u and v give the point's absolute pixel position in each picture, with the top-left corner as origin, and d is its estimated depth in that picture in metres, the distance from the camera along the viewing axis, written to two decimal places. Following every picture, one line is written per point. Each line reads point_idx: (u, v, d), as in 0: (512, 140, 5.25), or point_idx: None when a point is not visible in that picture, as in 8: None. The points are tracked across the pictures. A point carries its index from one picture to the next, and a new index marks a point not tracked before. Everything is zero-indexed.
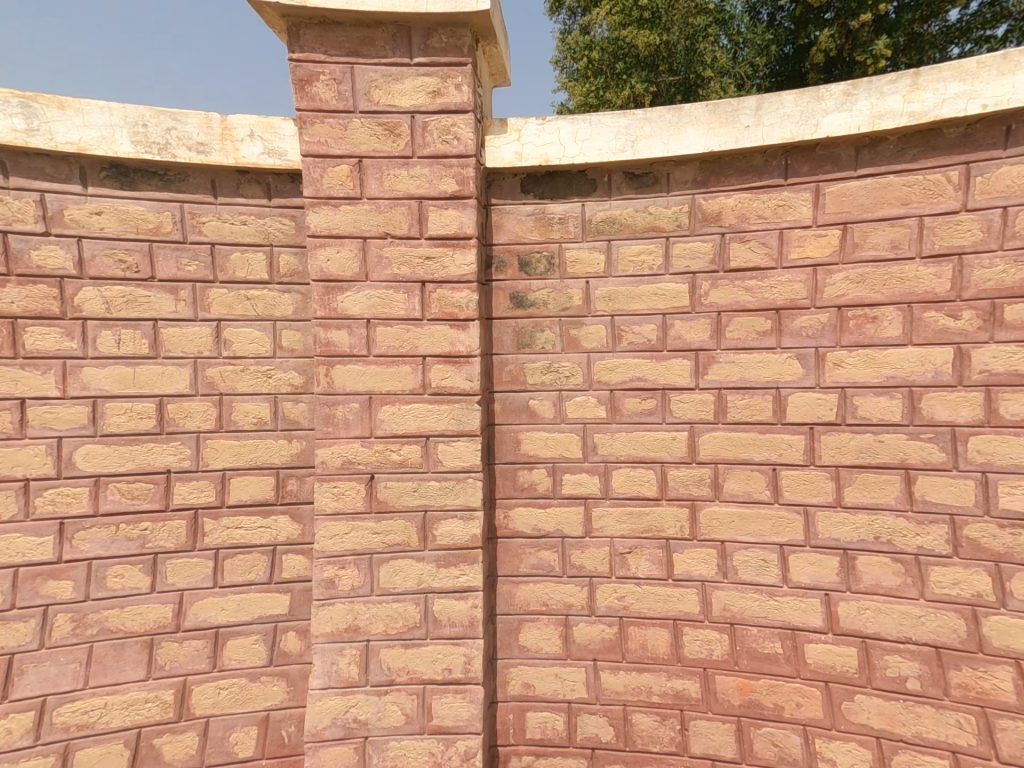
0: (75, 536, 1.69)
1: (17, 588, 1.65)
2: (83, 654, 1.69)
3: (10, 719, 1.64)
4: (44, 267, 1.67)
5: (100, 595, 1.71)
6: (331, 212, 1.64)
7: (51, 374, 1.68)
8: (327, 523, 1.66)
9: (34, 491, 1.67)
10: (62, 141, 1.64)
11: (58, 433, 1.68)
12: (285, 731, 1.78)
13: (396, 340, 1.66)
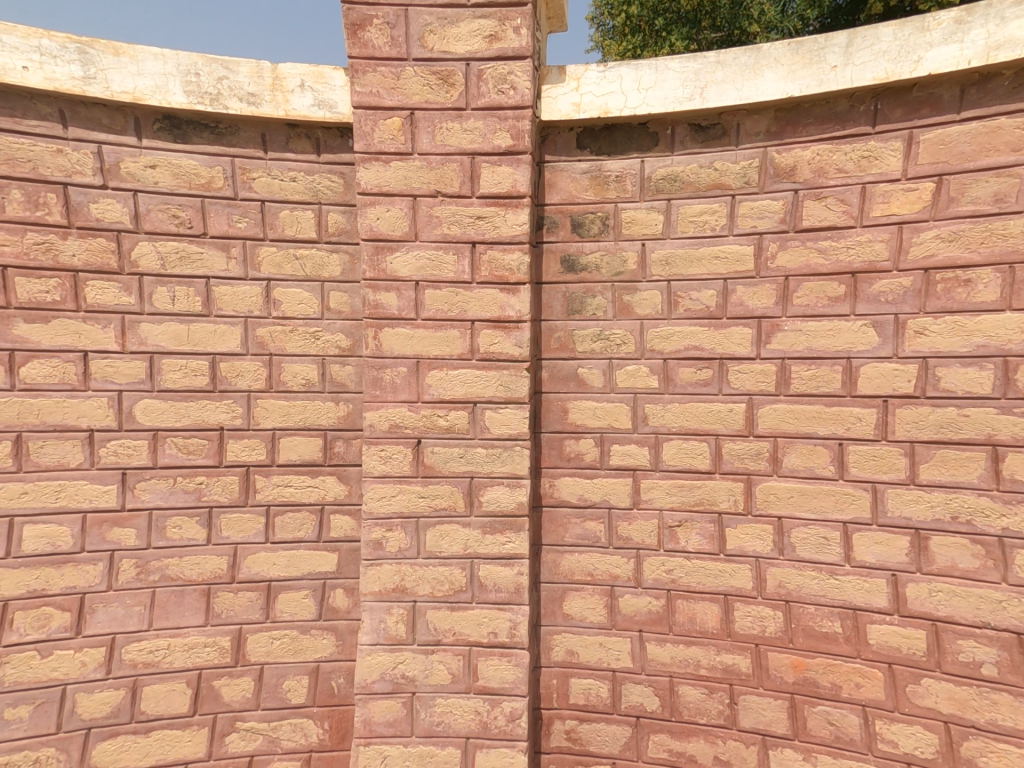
0: (136, 486, 1.76)
1: (86, 532, 1.74)
2: (147, 598, 1.78)
3: (82, 653, 1.74)
4: (103, 221, 1.70)
5: (161, 544, 1.78)
6: (382, 168, 1.61)
7: (111, 328, 1.72)
8: (375, 485, 1.68)
9: (98, 443, 1.73)
10: (117, 90, 1.65)
11: (119, 387, 1.74)
12: (334, 682, 1.84)
13: (445, 304, 1.64)
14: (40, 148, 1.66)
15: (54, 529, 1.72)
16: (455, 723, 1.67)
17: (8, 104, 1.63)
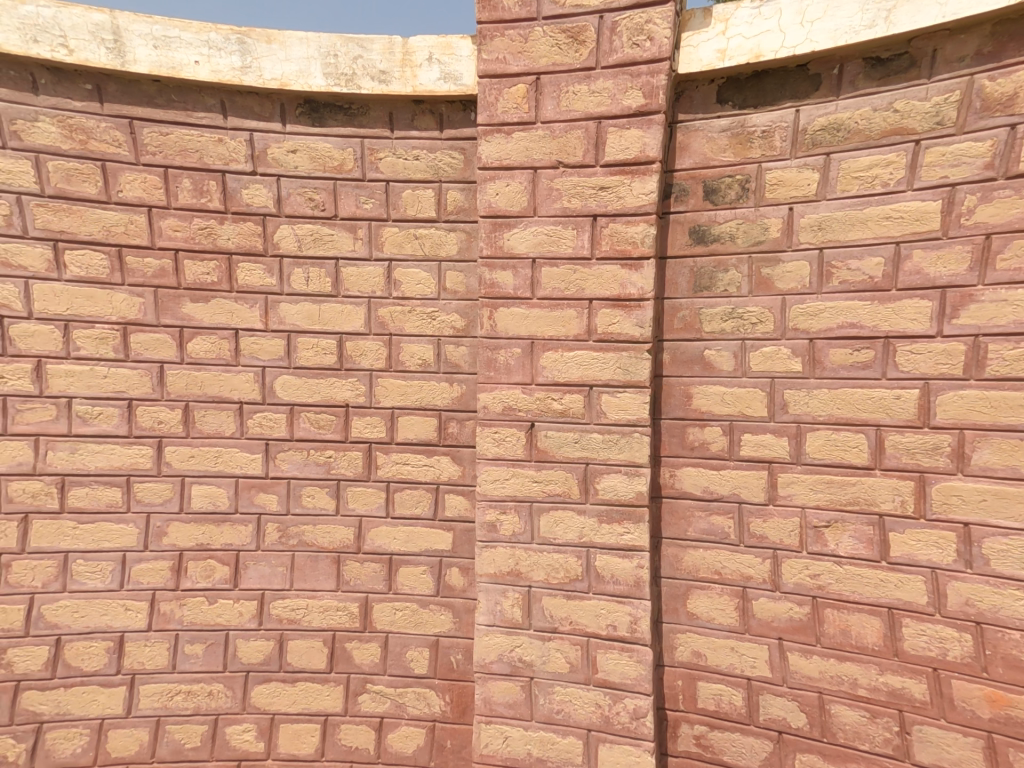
0: (277, 455, 1.89)
1: (238, 495, 1.90)
2: (288, 561, 1.91)
3: (239, 604, 1.92)
4: (249, 206, 1.83)
5: (298, 510, 1.90)
6: (503, 140, 1.57)
7: (257, 307, 1.85)
8: (489, 467, 1.66)
9: (246, 413, 1.88)
10: (268, 77, 1.75)
11: (263, 363, 1.87)
12: (454, 657, 1.88)
13: (562, 281, 1.58)
14: (205, 138, 1.81)
15: (215, 490, 1.90)
16: (574, 714, 1.63)
17: (182, 99, 1.80)
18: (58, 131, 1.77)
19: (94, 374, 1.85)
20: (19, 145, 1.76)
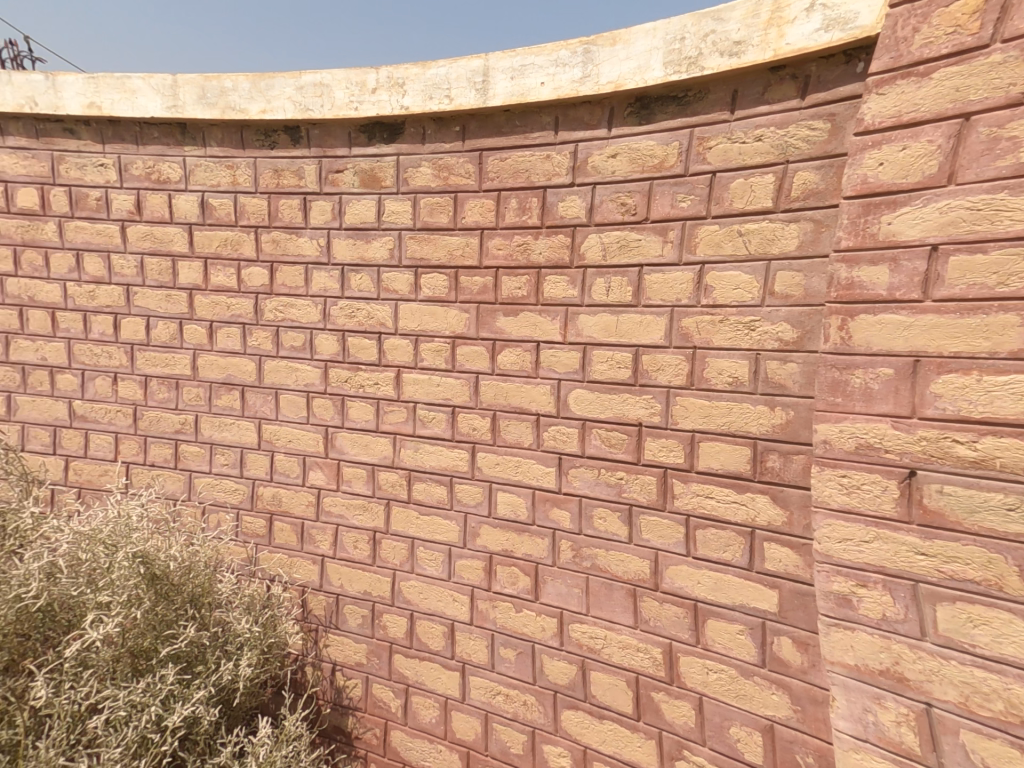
0: (569, 471, 2.87)
1: (537, 505, 2.97)
2: (582, 584, 2.88)
3: (542, 622, 3.00)
4: (565, 216, 2.77)
5: (589, 528, 2.84)
6: (915, 86, 1.79)
7: (557, 321, 2.83)
8: (832, 523, 2.02)
9: (542, 426, 2.92)
10: (606, 82, 2.54)
11: (558, 377, 2.85)
12: (799, 754, 2.39)
13: (988, 271, 1.71)
14: (535, 157, 2.82)
15: (515, 499, 3.03)
16: None
17: (523, 125, 2.84)
18: (435, 171, 3.08)
19: (432, 382, 3.21)
20: (408, 188, 3.17)
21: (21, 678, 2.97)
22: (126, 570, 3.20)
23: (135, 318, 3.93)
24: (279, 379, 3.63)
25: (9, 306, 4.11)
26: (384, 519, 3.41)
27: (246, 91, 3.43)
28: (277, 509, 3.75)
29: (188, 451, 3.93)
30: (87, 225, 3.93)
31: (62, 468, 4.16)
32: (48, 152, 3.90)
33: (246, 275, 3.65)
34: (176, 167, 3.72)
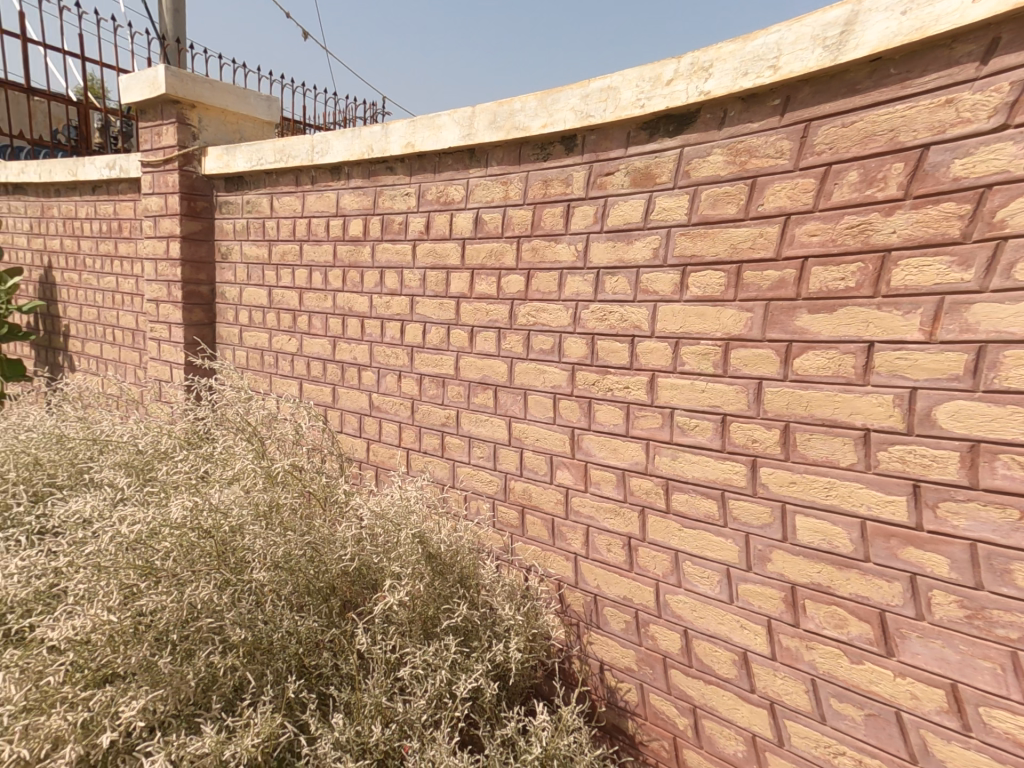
0: (932, 503, 2.12)
1: (871, 542, 2.27)
2: (1008, 660, 2.00)
3: (902, 686, 2.25)
4: (969, 175, 1.99)
5: (1002, 584, 2.00)
6: None
7: (913, 313, 2.13)
8: None
9: (873, 444, 2.24)
10: None
11: (910, 385, 2.14)
12: None
13: None
14: (915, 110, 2.09)
15: (831, 530, 2.37)
16: None
17: (903, 72, 2.11)
18: (727, 156, 2.58)
19: (694, 388, 2.76)
20: (688, 181, 2.72)
21: (346, 624, 3.43)
22: (410, 548, 3.44)
23: (416, 324, 4.24)
24: (529, 381, 3.53)
25: (337, 315, 4.87)
26: (639, 525, 3.05)
27: (532, 108, 3.28)
28: (528, 502, 3.66)
29: (452, 443, 4.09)
30: (391, 248, 4.36)
31: (365, 448, 4.76)
32: (373, 186, 4.43)
33: (507, 284, 3.60)
34: (461, 189, 3.83)
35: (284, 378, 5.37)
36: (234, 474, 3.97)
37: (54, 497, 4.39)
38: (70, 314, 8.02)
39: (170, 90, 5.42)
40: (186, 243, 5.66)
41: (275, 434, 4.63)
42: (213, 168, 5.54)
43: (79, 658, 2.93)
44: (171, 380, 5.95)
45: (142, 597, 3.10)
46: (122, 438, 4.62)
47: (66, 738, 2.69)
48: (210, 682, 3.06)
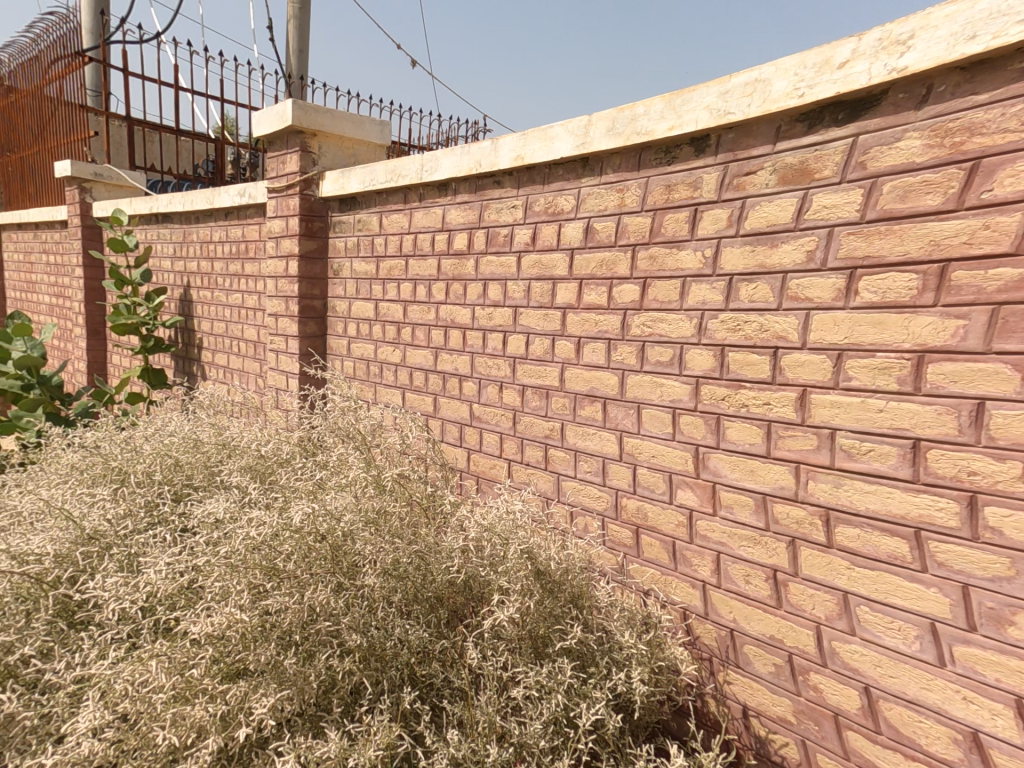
0: None
1: None
2: None
3: None
4: None
5: None
6: None
7: None
8: None
9: None
10: None
11: None
12: None
13: None
14: None
15: None
16: None
17: None
18: (928, 140, 2.18)
19: (864, 407, 2.37)
20: (863, 174, 2.35)
21: (458, 636, 3.16)
22: (518, 566, 3.07)
23: (519, 335, 3.99)
24: (643, 395, 3.22)
25: (440, 325, 4.66)
26: (790, 557, 2.65)
27: (658, 110, 2.98)
28: (644, 523, 3.31)
29: (556, 456, 3.79)
30: (495, 260, 4.12)
31: (466, 457, 4.52)
32: (480, 200, 4.19)
33: (620, 293, 3.31)
34: (571, 199, 3.55)
35: (389, 387, 5.22)
36: (349, 481, 3.74)
37: (189, 498, 4.33)
38: (203, 327, 8.44)
39: (297, 122, 5.38)
40: (302, 262, 5.65)
41: (383, 444, 4.45)
42: (331, 191, 5.46)
43: (217, 651, 2.88)
44: (287, 390, 5.97)
45: (270, 596, 2.96)
46: (254, 442, 4.71)
47: (207, 730, 2.66)
48: (329, 685, 2.93)
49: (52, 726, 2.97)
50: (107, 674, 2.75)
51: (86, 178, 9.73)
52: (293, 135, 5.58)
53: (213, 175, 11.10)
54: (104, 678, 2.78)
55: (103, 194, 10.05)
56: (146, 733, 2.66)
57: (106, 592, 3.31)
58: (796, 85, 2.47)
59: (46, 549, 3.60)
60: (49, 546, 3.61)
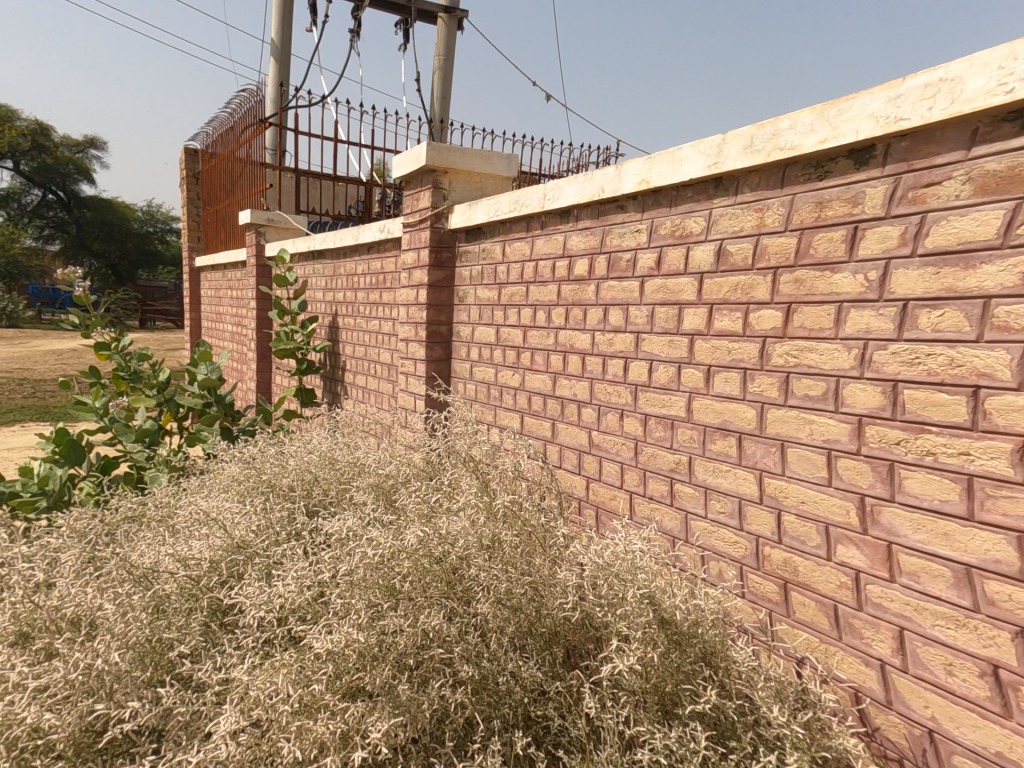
0: None
1: None
2: None
3: None
4: None
5: None
6: None
7: None
8: None
9: None
10: None
11: None
12: None
13: None
14: None
15: None
16: None
17: None
18: None
19: None
20: None
21: (573, 677, 2.89)
22: (637, 607, 2.78)
23: (641, 361, 3.75)
24: (788, 431, 2.94)
25: (558, 351, 4.43)
26: (1019, 653, 2.17)
27: (807, 122, 2.78)
28: (793, 578, 2.96)
29: (683, 492, 3.51)
30: (616, 286, 3.91)
31: (584, 487, 4.24)
32: (602, 226, 4.00)
33: (758, 319, 3.07)
34: (701, 220, 3.35)
35: (507, 411, 4.94)
36: (459, 506, 3.68)
37: (320, 513, 4.32)
38: (348, 353, 8.43)
39: (430, 163, 5.25)
40: (429, 291, 5.49)
41: (497, 467, 4.30)
42: (457, 224, 5.29)
43: (337, 666, 2.66)
44: (412, 411, 5.79)
45: (387, 617, 2.82)
46: (382, 463, 4.60)
47: (329, 749, 2.39)
48: (442, 715, 2.66)
49: (199, 724, 2.71)
50: (242, 678, 2.60)
51: (261, 224, 10.45)
52: (425, 175, 5.48)
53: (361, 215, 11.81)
54: (240, 682, 2.64)
55: (273, 236, 10.68)
56: (272, 743, 2.46)
57: (247, 598, 3.24)
58: (999, 81, 2.15)
59: (204, 553, 3.60)
60: (207, 550, 3.62)
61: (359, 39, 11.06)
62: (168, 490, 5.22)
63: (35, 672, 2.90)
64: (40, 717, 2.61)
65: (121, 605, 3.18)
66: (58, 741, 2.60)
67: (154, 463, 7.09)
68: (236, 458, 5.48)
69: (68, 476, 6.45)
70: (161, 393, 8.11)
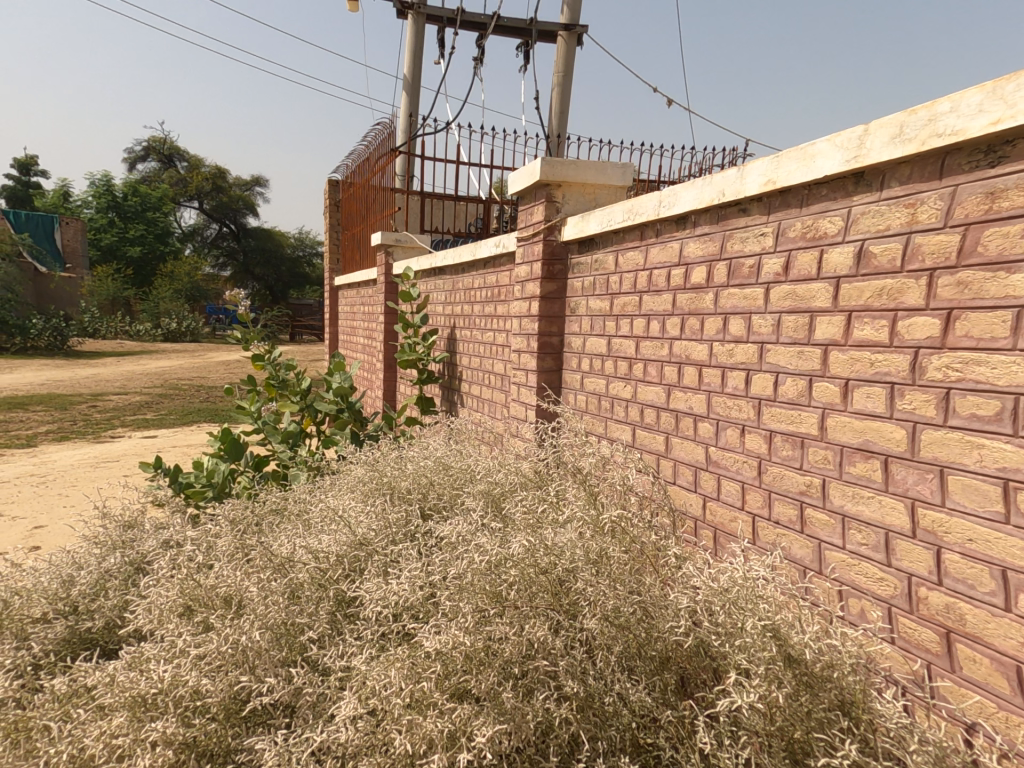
0: None
1: None
2: None
3: None
4: None
5: None
6: None
7: None
8: None
9: None
10: None
11: None
12: None
13: None
14: None
15: None
16: None
17: None
18: None
19: None
20: None
21: (686, 708, 2.69)
22: (759, 640, 2.51)
23: (765, 374, 3.45)
24: (949, 455, 2.54)
25: (673, 362, 4.21)
26: None
27: (974, 103, 2.41)
28: (960, 628, 2.51)
29: (816, 519, 3.16)
30: (738, 294, 3.64)
31: (700, 506, 3.96)
32: (722, 231, 3.75)
33: (909, 326, 2.69)
34: (837, 220, 3.03)
35: (618, 423, 4.79)
36: (565, 518, 3.59)
37: (434, 516, 4.50)
38: (464, 364, 8.77)
39: (544, 177, 5.33)
40: (541, 302, 5.52)
41: (606, 479, 4.04)
42: (570, 235, 5.27)
43: (446, 666, 2.71)
44: (524, 421, 5.79)
45: (493, 623, 2.84)
46: (491, 471, 4.61)
47: (437, 746, 2.43)
48: (547, 729, 2.61)
49: (324, 705, 2.92)
50: (362, 667, 2.74)
51: (390, 244, 11.24)
52: (539, 189, 5.53)
53: (479, 231, 12.23)
54: (359, 671, 2.78)
55: (401, 256, 11.45)
56: (385, 732, 2.55)
57: (367, 592, 3.40)
58: None
59: (331, 547, 3.88)
60: (334, 545, 3.89)
61: (482, 65, 11.60)
62: (304, 487, 5.76)
63: (196, 642, 3.22)
64: (200, 680, 2.91)
65: (264, 590, 3.52)
66: (212, 705, 2.90)
67: (296, 462, 7.85)
68: (360, 461, 5.84)
69: (230, 471, 7.34)
70: (303, 399, 8.88)
